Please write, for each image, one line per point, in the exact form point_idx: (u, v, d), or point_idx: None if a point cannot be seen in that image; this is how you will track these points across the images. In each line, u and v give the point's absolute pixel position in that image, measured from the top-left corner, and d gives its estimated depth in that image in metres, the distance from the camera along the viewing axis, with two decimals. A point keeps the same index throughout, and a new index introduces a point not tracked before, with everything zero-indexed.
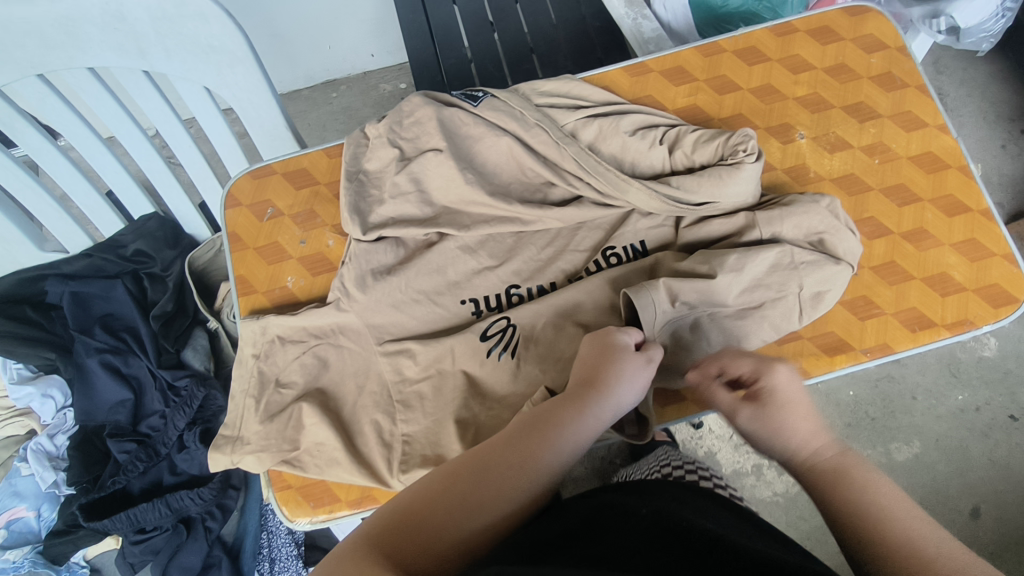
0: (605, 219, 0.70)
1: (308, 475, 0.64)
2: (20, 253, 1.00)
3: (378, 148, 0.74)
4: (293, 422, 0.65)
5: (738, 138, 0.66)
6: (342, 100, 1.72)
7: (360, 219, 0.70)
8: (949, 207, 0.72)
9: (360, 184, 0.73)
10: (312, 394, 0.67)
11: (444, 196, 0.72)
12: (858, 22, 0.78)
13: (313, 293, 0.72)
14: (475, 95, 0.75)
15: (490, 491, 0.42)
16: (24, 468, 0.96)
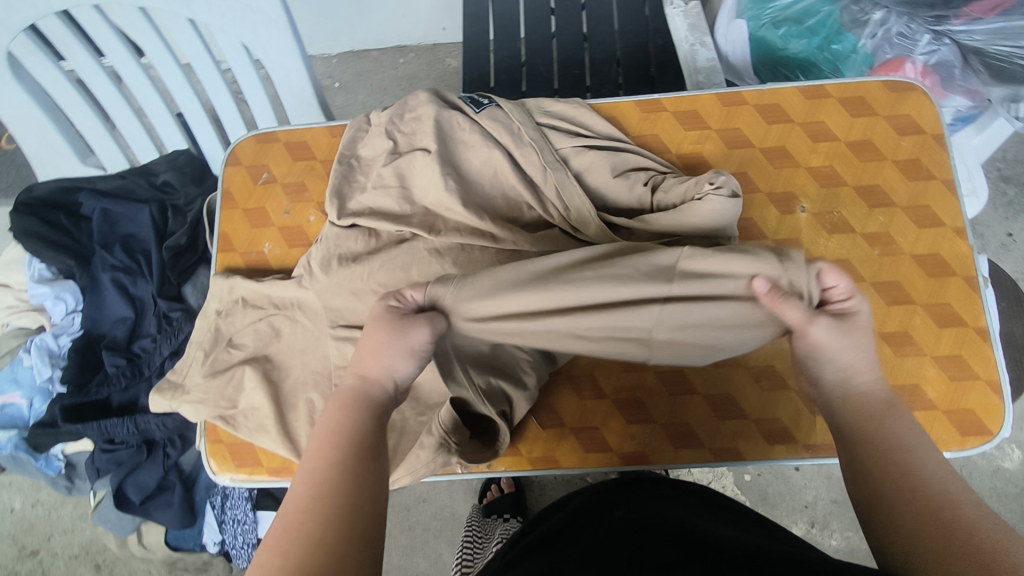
0: (574, 254, 0.70)
1: (239, 433, 0.70)
2: (63, 161, 1.14)
3: (375, 136, 0.76)
4: (234, 383, 0.71)
5: (709, 173, 0.64)
6: (407, 68, 1.72)
7: (338, 203, 0.73)
8: (943, 317, 0.67)
9: (349, 167, 0.76)
10: (258, 360, 0.72)
11: (425, 196, 0.72)
12: (898, 99, 0.73)
13: (284, 264, 0.76)
14: (481, 101, 0.76)
15: (364, 462, 0.43)
16: (26, 359, 1.06)
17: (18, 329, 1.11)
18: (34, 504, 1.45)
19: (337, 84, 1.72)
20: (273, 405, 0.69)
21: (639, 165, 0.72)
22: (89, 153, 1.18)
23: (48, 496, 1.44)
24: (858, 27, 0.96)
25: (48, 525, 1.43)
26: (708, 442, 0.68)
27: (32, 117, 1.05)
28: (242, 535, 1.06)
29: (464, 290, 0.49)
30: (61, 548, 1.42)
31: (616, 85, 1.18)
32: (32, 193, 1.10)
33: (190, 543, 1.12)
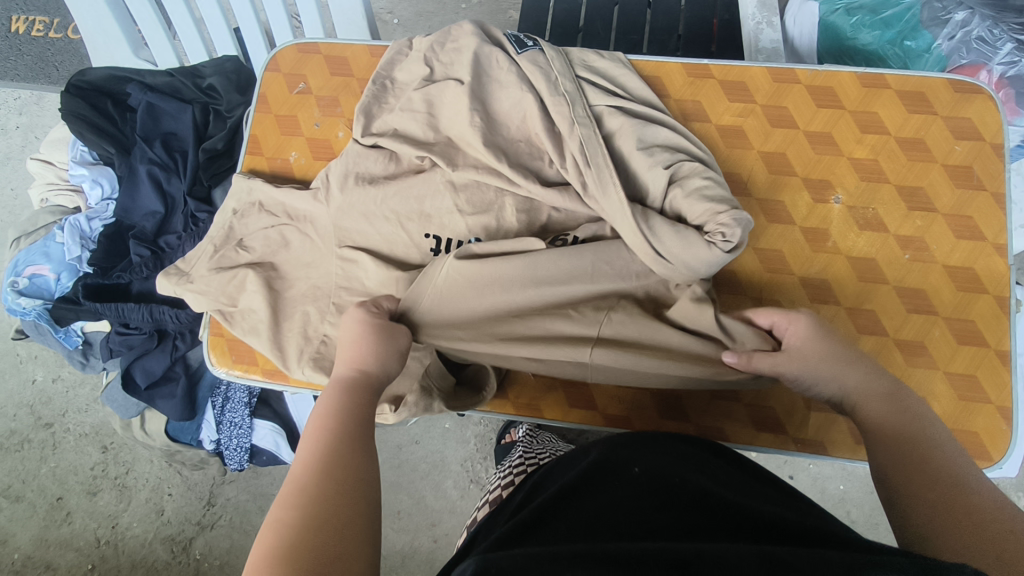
0: (580, 212, 0.70)
1: (233, 330, 0.73)
2: (116, 51, 1.15)
3: (414, 61, 0.76)
4: (236, 283, 0.73)
5: (726, 217, 0.61)
6: (468, 14, 1.68)
7: (363, 122, 0.74)
8: (964, 333, 0.64)
9: (382, 88, 0.76)
10: (264, 265, 0.74)
11: (450, 126, 0.73)
12: (961, 101, 0.69)
13: (307, 175, 0.77)
14: (526, 42, 0.74)
15: (359, 437, 0.48)
16: (60, 236, 1.10)
17: (56, 207, 1.16)
18: (54, 380, 1.53)
19: (397, 20, 1.70)
20: (268, 311, 0.72)
21: (668, 143, 0.69)
22: (143, 46, 1.19)
23: (69, 375, 1.52)
24: (937, 25, 0.91)
25: (64, 402, 1.51)
26: (694, 418, 0.67)
27: (93, 1, 1.06)
28: (238, 439, 1.13)
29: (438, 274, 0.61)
30: (74, 425, 1.50)
31: (673, 57, 1.14)
32: (84, 76, 1.12)
33: (187, 437, 1.15)
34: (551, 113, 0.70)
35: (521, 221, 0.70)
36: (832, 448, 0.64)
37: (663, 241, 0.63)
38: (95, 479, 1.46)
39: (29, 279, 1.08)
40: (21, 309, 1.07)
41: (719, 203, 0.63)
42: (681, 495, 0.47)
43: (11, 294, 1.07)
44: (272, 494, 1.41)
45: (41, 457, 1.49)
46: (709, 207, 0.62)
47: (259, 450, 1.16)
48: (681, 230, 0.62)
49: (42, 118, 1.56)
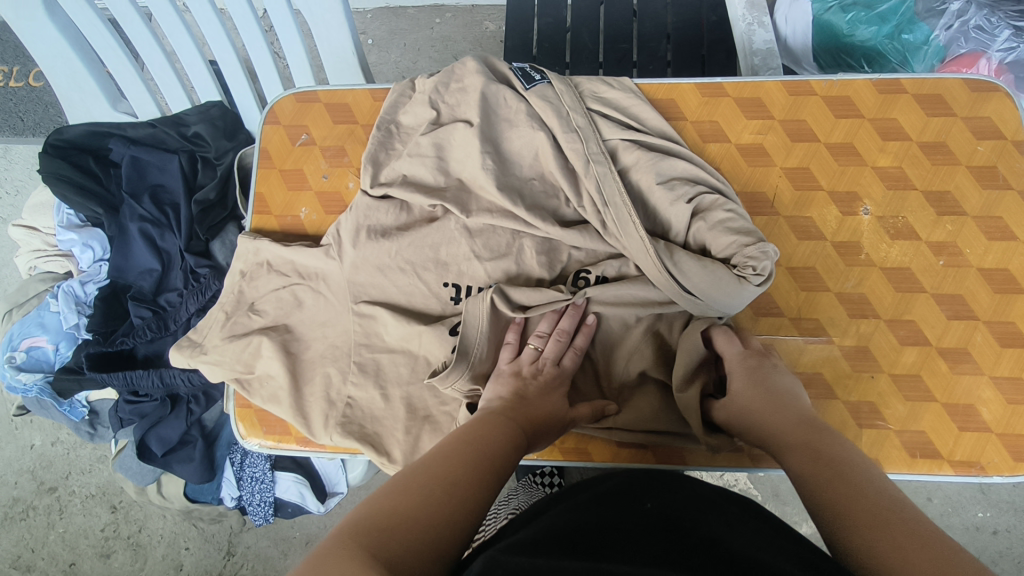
0: (602, 250, 0.69)
1: (251, 398, 0.70)
2: (93, 106, 1.11)
3: (418, 104, 0.73)
4: (251, 350, 0.70)
5: (755, 251, 0.60)
6: (443, 29, 1.64)
7: (372, 171, 0.71)
8: (1006, 336, 0.64)
9: (388, 134, 0.73)
10: (278, 329, 0.71)
11: (461, 169, 0.71)
12: (978, 100, 0.69)
13: (321, 230, 0.76)
14: (532, 76, 0.72)
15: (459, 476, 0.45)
16: (53, 304, 1.06)
17: (46, 273, 1.13)
18: (53, 443, 1.47)
19: (370, 41, 1.66)
20: (290, 377, 0.69)
21: (687, 174, 0.68)
22: (120, 98, 1.14)
23: (67, 436, 1.47)
24: (933, 16, 0.91)
25: (66, 464, 1.46)
26: (745, 448, 0.67)
27: (63, 53, 1.02)
28: (260, 494, 1.09)
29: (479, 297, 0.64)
30: (79, 486, 1.45)
31: (663, 63, 1.12)
32: (62, 135, 1.06)
33: (207, 497, 1.11)
34: (564, 152, 0.69)
35: (545, 262, 0.68)
36: (887, 464, 0.63)
37: (690, 279, 0.62)
38: (108, 540, 1.41)
39: (27, 352, 1.05)
40: (21, 386, 1.04)
41: (745, 236, 0.62)
42: (692, 538, 0.42)
43: (9, 370, 1.04)
44: (292, 538, 1.37)
45: (47, 524, 1.43)
46: (737, 241, 0.62)
47: (284, 503, 1.12)
48: (708, 266, 0.61)
49: (12, 172, 1.50)
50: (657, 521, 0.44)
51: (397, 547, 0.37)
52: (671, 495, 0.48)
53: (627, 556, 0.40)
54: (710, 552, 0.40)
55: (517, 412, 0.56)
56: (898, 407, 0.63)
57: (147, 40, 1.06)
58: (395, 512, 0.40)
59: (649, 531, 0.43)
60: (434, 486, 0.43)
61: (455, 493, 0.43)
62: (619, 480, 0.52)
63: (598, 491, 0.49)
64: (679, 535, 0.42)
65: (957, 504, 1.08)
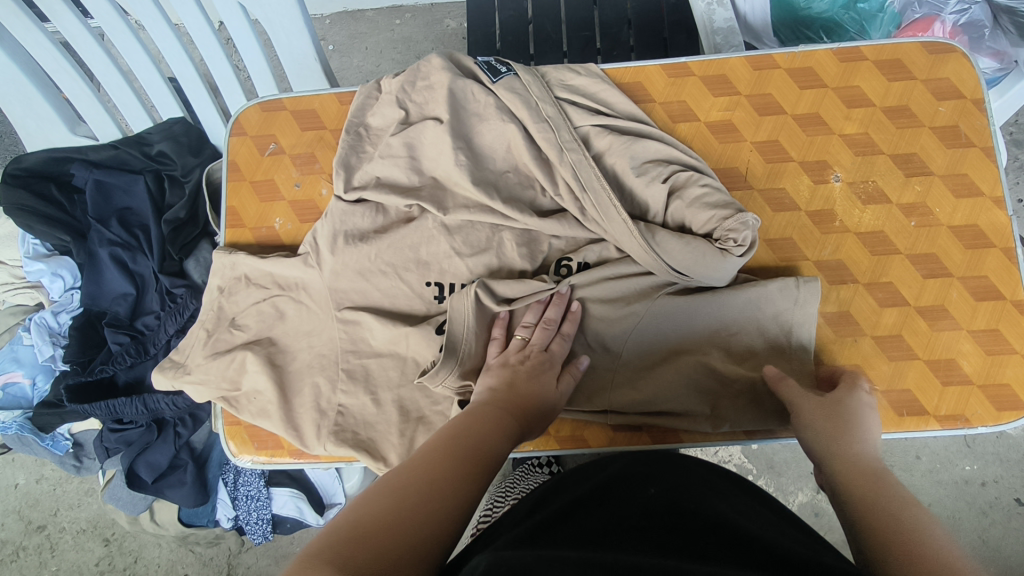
0: (582, 237, 0.69)
1: (240, 414, 0.69)
2: (52, 133, 1.08)
3: (385, 105, 0.72)
4: (235, 366, 0.69)
5: (735, 225, 0.61)
6: (405, 29, 1.62)
7: (344, 175, 0.70)
8: (979, 290, 0.65)
9: (357, 137, 0.72)
10: (262, 342, 0.70)
11: (435, 167, 0.70)
12: (936, 62, 0.71)
13: (297, 239, 0.75)
14: (498, 68, 0.72)
15: (442, 475, 0.43)
16: (27, 338, 1.04)
17: (16, 307, 1.09)
18: (38, 480, 1.43)
19: (332, 47, 1.64)
20: (277, 390, 0.68)
21: (660, 155, 0.68)
22: (78, 122, 1.11)
23: (52, 472, 1.43)
24: None
25: (53, 500, 1.43)
26: None
27: (15, 80, 0.99)
28: (257, 512, 1.08)
29: (460, 292, 0.64)
30: (68, 522, 1.42)
31: (627, 48, 1.12)
32: (20, 164, 1.03)
33: (203, 519, 1.10)
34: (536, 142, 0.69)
35: (526, 253, 0.68)
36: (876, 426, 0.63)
37: (672, 257, 0.63)
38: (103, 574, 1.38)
39: (3, 389, 1.02)
40: None
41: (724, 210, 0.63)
42: (700, 518, 0.43)
43: None
44: (293, 553, 1.35)
45: (39, 563, 1.40)
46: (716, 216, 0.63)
47: (281, 519, 1.11)
48: (689, 241, 0.62)
49: None
50: (657, 509, 0.44)
51: (380, 554, 0.36)
52: (670, 484, 0.48)
53: (632, 541, 0.40)
54: (709, 539, 0.40)
55: (509, 403, 0.55)
56: (883, 367, 0.65)
57: (103, 62, 1.03)
58: (378, 518, 0.39)
59: (649, 518, 0.43)
60: (419, 485, 0.42)
61: (441, 492, 0.42)
62: (624, 465, 0.52)
63: (600, 480, 0.50)
64: (680, 522, 0.42)
65: (944, 459, 1.10)
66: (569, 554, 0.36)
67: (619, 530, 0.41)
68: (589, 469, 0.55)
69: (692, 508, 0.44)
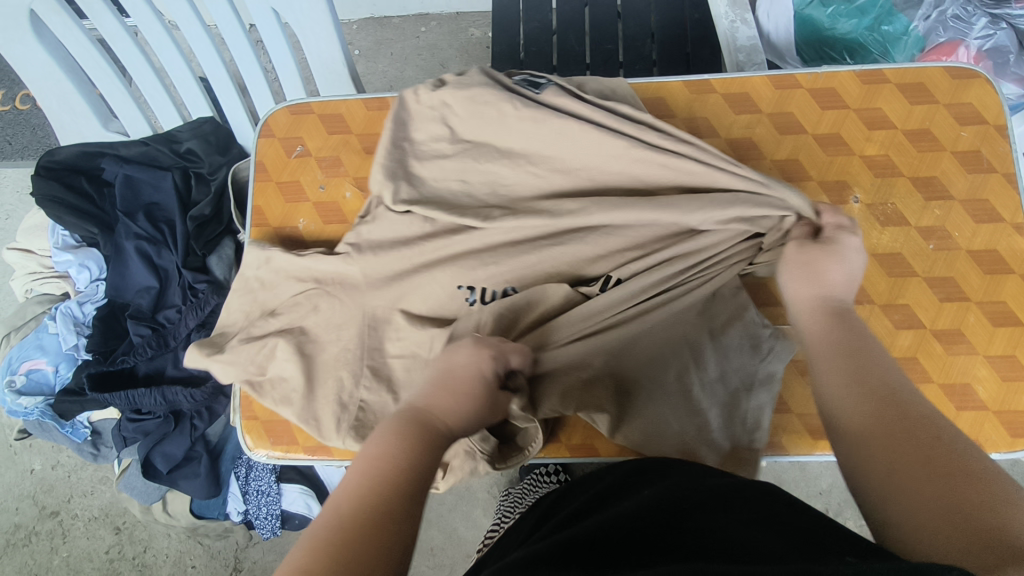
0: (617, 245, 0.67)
1: (264, 400, 0.70)
2: (85, 127, 1.11)
3: (428, 118, 0.73)
4: (265, 352, 0.71)
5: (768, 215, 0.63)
6: (430, 37, 1.65)
7: (392, 186, 0.71)
8: (997, 315, 0.65)
9: (402, 149, 0.72)
10: (293, 330, 0.72)
11: (476, 183, 0.72)
12: (960, 87, 0.71)
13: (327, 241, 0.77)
14: (538, 83, 0.74)
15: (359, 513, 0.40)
16: (52, 326, 1.06)
17: (43, 296, 1.13)
18: (54, 466, 1.46)
19: (357, 51, 1.67)
20: (304, 379, 0.69)
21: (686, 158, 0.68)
22: (111, 117, 1.14)
23: (68, 459, 1.46)
24: (911, 7, 0.94)
25: (67, 487, 1.45)
26: None
27: (53, 76, 1.02)
28: (267, 507, 1.09)
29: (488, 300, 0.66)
30: (81, 509, 1.44)
31: (649, 62, 1.13)
32: (54, 156, 1.06)
33: (214, 512, 1.12)
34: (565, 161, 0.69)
35: None
36: None
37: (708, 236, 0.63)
38: (113, 562, 1.40)
39: (27, 375, 1.05)
40: (22, 409, 1.04)
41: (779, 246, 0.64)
42: (685, 518, 0.41)
43: (10, 395, 1.04)
44: None
45: (51, 548, 1.42)
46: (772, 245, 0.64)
47: (290, 515, 1.12)
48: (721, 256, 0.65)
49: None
50: (646, 504, 0.43)
51: None
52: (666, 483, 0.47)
53: (610, 542, 0.39)
54: (700, 528, 0.39)
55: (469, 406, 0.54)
56: None
57: (138, 61, 1.06)
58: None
59: (636, 516, 0.42)
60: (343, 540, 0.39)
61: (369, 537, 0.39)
62: (622, 474, 0.52)
63: (600, 491, 0.50)
64: (667, 519, 0.41)
65: None
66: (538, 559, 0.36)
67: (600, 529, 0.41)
68: (592, 481, 0.55)
69: (681, 502, 0.43)
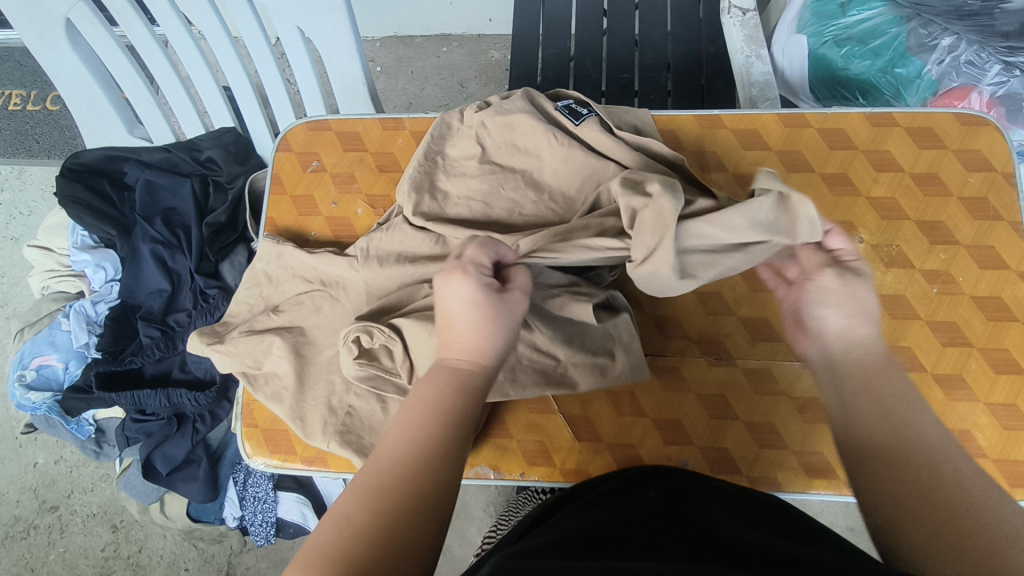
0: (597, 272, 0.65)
1: (256, 394, 0.72)
2: (111, 132, 1.14)
3: (464, 138, 0.73)
4: (262, 347, 0.71)
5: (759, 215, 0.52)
6: (451, 57, 1.69)
7: (415, 200, 0.71)
8: (999, 362, 0.65)
9: (434, 165, 0.73)
10: (293, 330, 0.73)
11: (498, 206, 0.71)
12: (969, 134, 0.72)
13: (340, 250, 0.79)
14: (579, 111, 0.72)
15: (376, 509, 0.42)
16: (65, 324, 1.08)
17: (58, 293, 1.15)
18: (57, 461, 1.48)
19: (379, 68, 1.70)
20: (296, 378, 0.70)
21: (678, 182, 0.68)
22: (136, 123, 1.18)
23: (71, 454, 1.48)
24: (925, 51, 0.93)
25: (68, 482, 1.47)
26: (745, 469, 0.70)
27: (83, 81, 1.05)
28: (263, 514, 1.10)
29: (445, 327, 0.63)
30: (80, 505, 1.45)
31: (664, 92, 1.15)
32: (79, 159, 1.09)
33: (210, 516, 1.12)
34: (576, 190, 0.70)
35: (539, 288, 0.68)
36: None
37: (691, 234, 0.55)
38: (107, 561, 1.41)
39: (37, 370, 1.07)
40: (30, 404, 1.06)
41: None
42: (694, 522, 0.43)
43: (20, 389, 1.06)
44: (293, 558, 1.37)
45: (47, 543, 1.43)
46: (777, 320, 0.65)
47: (285, 523, 1.13)
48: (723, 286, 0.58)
49: (24, 192, 1.74)
50: (657, 506, 0.47)
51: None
52: (668, 487, 0.51)
53: (628, 541, 0.41)
54: (703, 528, 0.42)
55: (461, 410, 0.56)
56: None
57: (166, 69, 1.09)
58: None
59: (648, 515, 0.45)
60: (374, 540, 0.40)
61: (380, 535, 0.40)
62: (622, 479, 0.54)
63: (601, 491, 0.52)
64: (680, 518, 0.44)
65: None
66: (577, 560, 0.37)
67: (617, 525, 0.44)
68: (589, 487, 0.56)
69: (688, 506, 0.47)
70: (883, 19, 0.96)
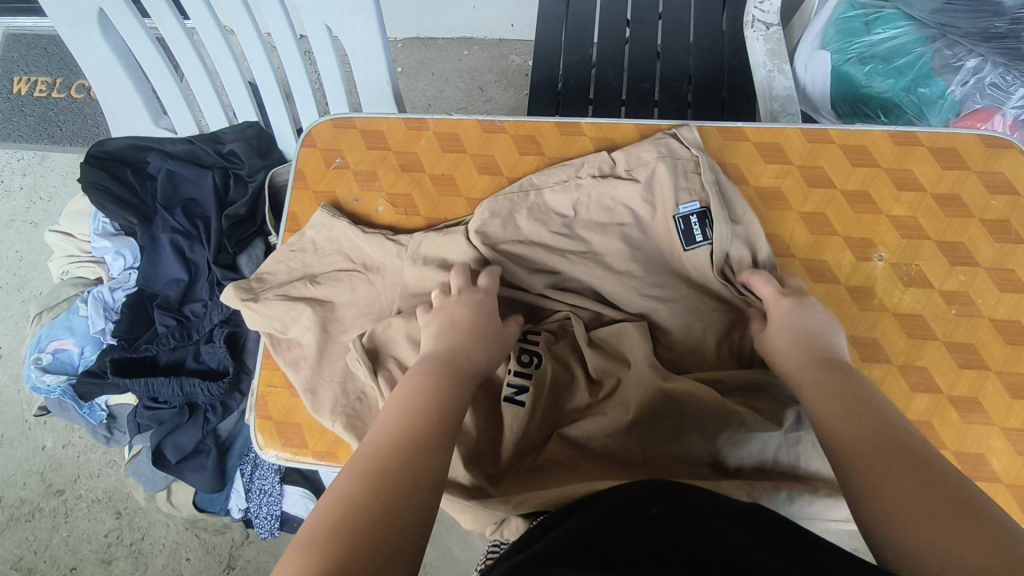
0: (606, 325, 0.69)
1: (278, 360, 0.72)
2: (136, 122, 1.16)
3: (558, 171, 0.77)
4: (292, 314, 0.73)
5: None
6: (471, 60, 1.70)
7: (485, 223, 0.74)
8: (1017, 387, 0.65)
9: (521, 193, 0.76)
10: (322, 308, 0.73)
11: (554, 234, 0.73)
12: (992, 156, 0.72)
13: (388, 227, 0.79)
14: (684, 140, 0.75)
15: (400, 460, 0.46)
16: (82, 309, 1.10)
17: (78, 278, 1.17)
18: (65, 445, 1.50)
19: (400, 69, 1.71)
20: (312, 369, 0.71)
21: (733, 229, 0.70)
22: (161, 114, 1.19)
23: (79, 439, 1.49)
24: (949, 72, 0.94)
25: (75, 466, 1.48)
26: None
27: (113, 71, 1.07)
28: (268, 507, 1.11)
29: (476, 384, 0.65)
30: (86, 490, 1.46)
31: (684, 103, 1.16)
32: (103, 146, 1.11)
33: (216, 507, 1.13)
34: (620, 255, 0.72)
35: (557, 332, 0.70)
36: None
37: None
38: (110, 547, 1.42)
39: (53, 353, 1.08)
40: (45, 386, 1.07)
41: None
42: (698, 542, 0.41)
43: (35, 371, 1.07)
44: None
45: (52, 526, 1.44)
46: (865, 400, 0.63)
47: (290, 517, 1.13)
48: None
49: (45, 178, 1.76)
50: (663, 524, 0.44)
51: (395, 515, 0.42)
52: (674, 505, 0.47)
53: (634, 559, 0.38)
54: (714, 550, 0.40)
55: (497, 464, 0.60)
56: None
57: (194, 62, 1.10)
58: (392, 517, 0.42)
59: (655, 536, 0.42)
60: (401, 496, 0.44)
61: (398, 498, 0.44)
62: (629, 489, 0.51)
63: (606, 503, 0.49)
64: (685, 538, 0.42)
65: None
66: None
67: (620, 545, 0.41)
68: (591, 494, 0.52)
69: (692, 523, 0.44)
70: (908, 39, 0.96)
